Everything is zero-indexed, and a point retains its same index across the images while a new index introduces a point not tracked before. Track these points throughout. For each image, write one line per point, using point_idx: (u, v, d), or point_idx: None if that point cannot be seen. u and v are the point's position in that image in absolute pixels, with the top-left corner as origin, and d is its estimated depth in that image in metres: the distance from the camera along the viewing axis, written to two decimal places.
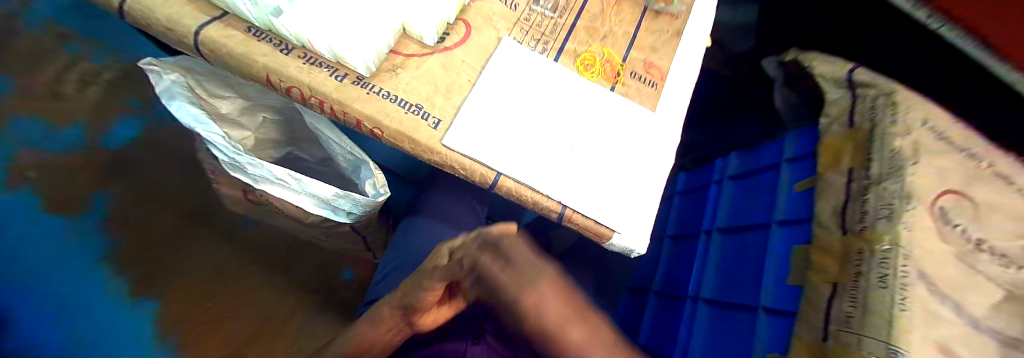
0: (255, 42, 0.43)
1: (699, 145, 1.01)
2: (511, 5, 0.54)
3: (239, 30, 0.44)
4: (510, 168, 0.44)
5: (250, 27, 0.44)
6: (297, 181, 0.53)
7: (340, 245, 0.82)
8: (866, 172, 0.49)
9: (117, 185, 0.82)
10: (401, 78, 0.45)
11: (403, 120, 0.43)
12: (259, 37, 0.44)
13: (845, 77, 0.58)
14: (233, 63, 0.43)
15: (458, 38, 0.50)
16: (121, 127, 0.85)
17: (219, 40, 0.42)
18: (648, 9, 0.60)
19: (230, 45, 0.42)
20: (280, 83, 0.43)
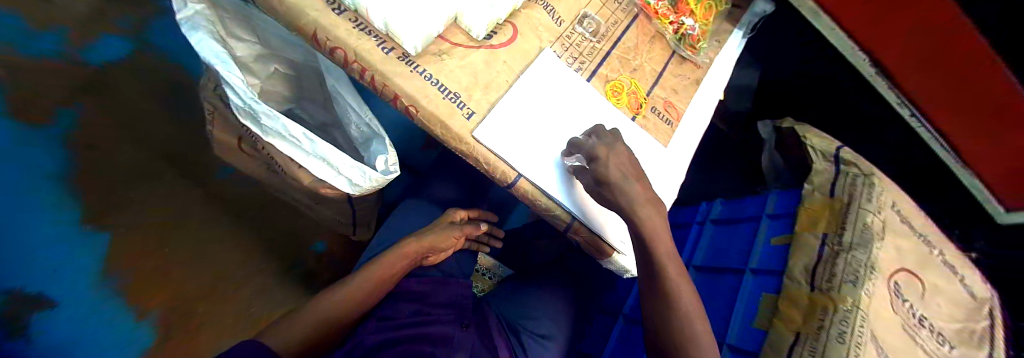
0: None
1: (688, 187, 1.07)
2: (556, 20, 0.57)
3: None
4: (530, 171, 0.47)
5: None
6: (310, 142, 0.52)
7: (322, 215, 0.80)
8: (839, 238, 0.55)
9: (84, 101, 0.64)
10: (444, 64, 0.47)
11: (440, 104, 0.44)
12: None
13: (833, 153, 0.64)
14: (282, 11, 0.43)
15: (504, 39, 0.52)
16: (107, 44, 0.68)
17: None
18: (676, 54, 0.64)
19: None
20: (326, 41, 0.43)
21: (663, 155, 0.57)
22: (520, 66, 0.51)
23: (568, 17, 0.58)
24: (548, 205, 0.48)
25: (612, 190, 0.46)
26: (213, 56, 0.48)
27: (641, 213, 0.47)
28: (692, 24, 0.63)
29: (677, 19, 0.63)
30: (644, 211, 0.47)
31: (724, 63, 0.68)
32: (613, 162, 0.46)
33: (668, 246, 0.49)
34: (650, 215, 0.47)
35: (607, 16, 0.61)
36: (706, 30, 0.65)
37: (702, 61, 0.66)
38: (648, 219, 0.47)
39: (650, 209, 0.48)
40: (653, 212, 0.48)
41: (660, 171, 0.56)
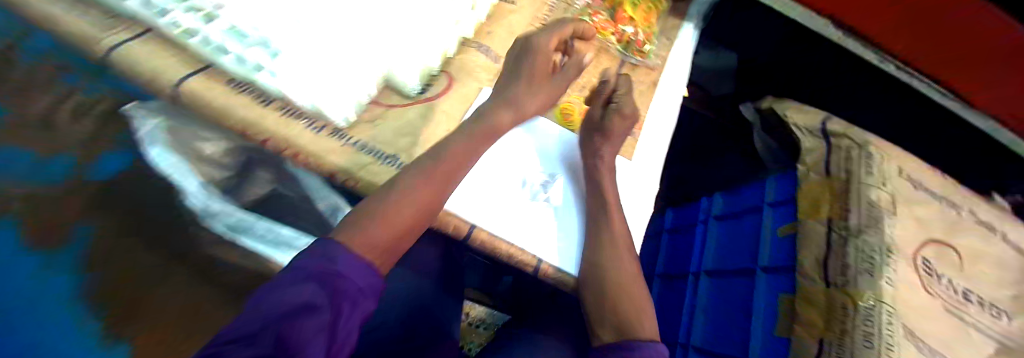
0: (233, 94, 0.43)
1: (688, 179, 0.99)
2: (493, 57, 0.57)
3: (222, 82, 0.43)
4: (486, 220, 0.45)
5: (233, 78, 0.43)
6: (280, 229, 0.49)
7: None
8: (844, 222, 0.49)
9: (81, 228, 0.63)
10: (378, 130, 0.46)
11: (379, 171, 0.43)
12: (241, 88, 0.43)
13: (818, 127, 0.60)
14: (211, 112, 0.42)
15: (440, 89, 0.52)
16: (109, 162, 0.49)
17: (202, 93, 0.41)
18: (625, 62, 0.62)
19: (211, 97, 0.41)
20: (255, 135, 0.42)
21: (628, 173, 0.55)
22: (459, 113, 0.51)
23: (505, 51, 0.58)
24: (510, 252, 0.44)
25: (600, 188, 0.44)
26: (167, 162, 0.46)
27: (610, 239, 0.45)
28: (632, 30, 0.62)
29: (617, 29, 0.61)
30: (612, 236, 0.45)
31: (682, 57, 0.65)
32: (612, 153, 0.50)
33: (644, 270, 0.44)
34: (619, 240, 0.45)
35: None
36: (652, 32, 0.64)
37: (655, 64, 0.63)
38: (618, 245, 0.45)
39: (619, 234, 0.45)
40: (620, 236, 0.45)
41: (627, 191, 0.54)
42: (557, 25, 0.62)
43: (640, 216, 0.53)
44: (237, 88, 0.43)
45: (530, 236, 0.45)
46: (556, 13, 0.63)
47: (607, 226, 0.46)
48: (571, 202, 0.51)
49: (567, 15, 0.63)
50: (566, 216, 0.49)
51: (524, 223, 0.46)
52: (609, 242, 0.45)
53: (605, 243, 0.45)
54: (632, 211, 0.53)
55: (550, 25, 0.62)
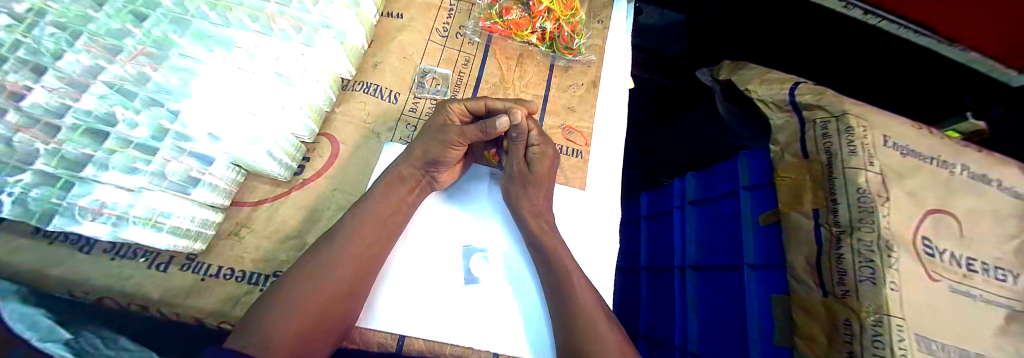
0: (47, 247, 0.37)
1: (657, 148, 0.88)
2: (391, 97, 0.50)
3: (26, 237, 0.37)
4: (426, 328, 0.39)
5: (37, 228, 0.37)
6: None
7: None
8: (834, 216, 0.41)
9: None
10: (250, 249, 0.41)
11: (251, 299, 0.39)
12: (53, 237, 0.37)
13: (787, 101, 0.51)
14: (21, 273, 0.35)
15: (323, 161, 0.46)
16: None
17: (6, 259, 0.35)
18: (555, 65, 0.55)
19: (17, 261, 0.36)
20: (85, 293, 0.36)
21: (581, 199, 0.47)
22: (357, 186, 0.46)
23: (402, 87, 0.51)
24: (456, 353, 0.39)
25: (539, 240, 0.41)
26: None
27: (568, 289, 0.37)
28: (554, 25, 0.53)
29: (536, 26, 0.53)
30: (569, 285, 0.38)
31: (618, 42, 0.58)
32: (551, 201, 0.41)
33: (599, 336, 0.35)
34: (577, 289, 0.37)
35: (454, 62, 0.53)
36: (578, 20, 0.55)
37: (588, 58, 0.55)
38: (578, 297, 0.37)
39: (575, 280, 0.38)
40: (578, 282, 0.38)
41: (583, 222, 0.46)
42: (462, 34, 0.55)
43: (598, 253, 0.45)
44: (48, 238, 0.37)
45: (459, 314, 0.40)
46: (458, 18, 0.55)
47: (560, 272, 0.39)
48: (510, 262, 0.44)
49: (471, 19, 0.55)
50: (514, 276, 0.43)
51: (448, 298, 0.41)
52: (565, 293, 0.37)
53: (561, 292, 0.38)
54: (591, 248, 0.45)
55: (454, 36, 0.54)
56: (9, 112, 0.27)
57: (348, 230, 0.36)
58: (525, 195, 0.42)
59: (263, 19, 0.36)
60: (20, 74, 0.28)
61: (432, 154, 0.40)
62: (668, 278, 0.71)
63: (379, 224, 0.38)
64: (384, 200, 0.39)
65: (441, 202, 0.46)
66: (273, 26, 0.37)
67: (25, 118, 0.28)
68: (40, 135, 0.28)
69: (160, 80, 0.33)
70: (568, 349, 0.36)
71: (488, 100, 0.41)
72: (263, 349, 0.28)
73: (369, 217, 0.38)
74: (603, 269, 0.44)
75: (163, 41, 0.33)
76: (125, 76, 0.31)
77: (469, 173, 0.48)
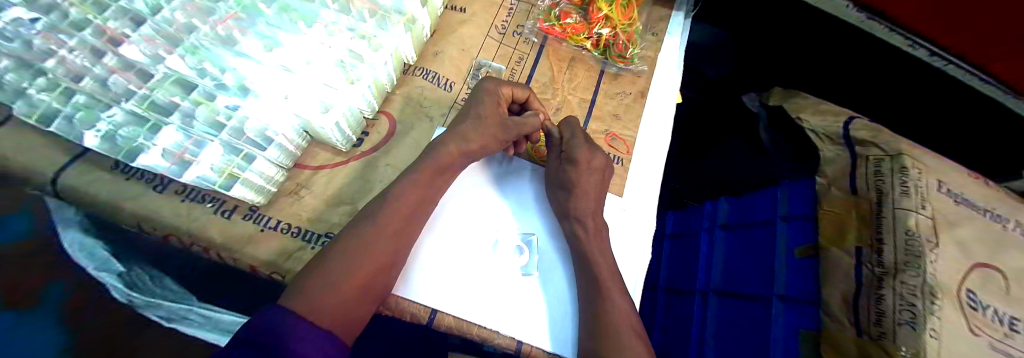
0: (122, 181, 0.40)
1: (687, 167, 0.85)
2: (445, 85, 0.52)
3: (105, 169, 0.40)
4: (458, 308, 0.40)
5: (117, 161, 0.41)
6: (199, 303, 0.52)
7: None
8: (879, 257, 0.40)
9: None
10: (308, 205, 0.44)
11: (299, 255, 0.41)
12: (129, 172, 0.41)
13: (842, 133, 0.52)
14: (97, 203, 0.39)
15: (378, 137, 0.48)
16: None
17: (82, 189, 0.39)
18: (605, 71, 0.55)
19: (93, 191, 0.39)
20: (154, 229, 0.40)
21: (618, 206, 0.48)
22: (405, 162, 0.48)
23: (458, 77, 0.53)
24: (482, 336, 0.40)
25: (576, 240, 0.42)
26: (89, 253, 0.44)
27: (600, 290, 0.38)
28: (610, 32, 0.54)
29: (592, 32, 0.55)
30: (601, 287, 0.38)
31: (670, 57, 0.58)
32: (591, 202, 0.42)
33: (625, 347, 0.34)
34: (609, 292, 0.38)
35: (508, 59, 0.55)
36: (635, 30, 0.56)
37: (640, 68, 0.56)
38: (609, 300, 0.37)
39: (609, 282, 0.39)
40: (613, 287, 0.38)
41: (617, 227, 0.47)
42: (519, 33, 0.56)
43: (630, 261, 0.45)
44: (125, 172, 0.41)
45: (490, 299, 0.41)
46: (517, 18, 0.57)
47: (592, 271, 0.39)
48: (546, 257, 0.45)
49: (530, 20, 0.57)
50: (545, 270, 0.44)
51: (481, 282, 0.42)
52: (597, 295, 0.38)
53: (593, 293, 0.38)
54: (623, 254, 0.45)
55: (512, 34, 0.56)
56: (108, 55, 0.31)
57: (401, 199, 0.38)
58: (566, 192, 0.43)
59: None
60: (121, 23, 0.31)
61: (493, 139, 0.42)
62: (686, 299, 0.70)
63: (425, 202, 0.40)
64: (432, 180, 0.40)
65: (484, 189, 0.48)
66: (351, 7, 0.38)
67: (120, 62, 0.31)
68: (134, 80, 0.31)
69: (243, 44, 0.33)
70: (592, 350, 0.36)
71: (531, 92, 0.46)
72: (318, 305, 0.30)
73: (416, 194, 0.39)
74: (633, 276, 0.44)
75: (252, 7, 0.34)
76: (214, 36, 0.32)
77: (514, 165, 0.50)
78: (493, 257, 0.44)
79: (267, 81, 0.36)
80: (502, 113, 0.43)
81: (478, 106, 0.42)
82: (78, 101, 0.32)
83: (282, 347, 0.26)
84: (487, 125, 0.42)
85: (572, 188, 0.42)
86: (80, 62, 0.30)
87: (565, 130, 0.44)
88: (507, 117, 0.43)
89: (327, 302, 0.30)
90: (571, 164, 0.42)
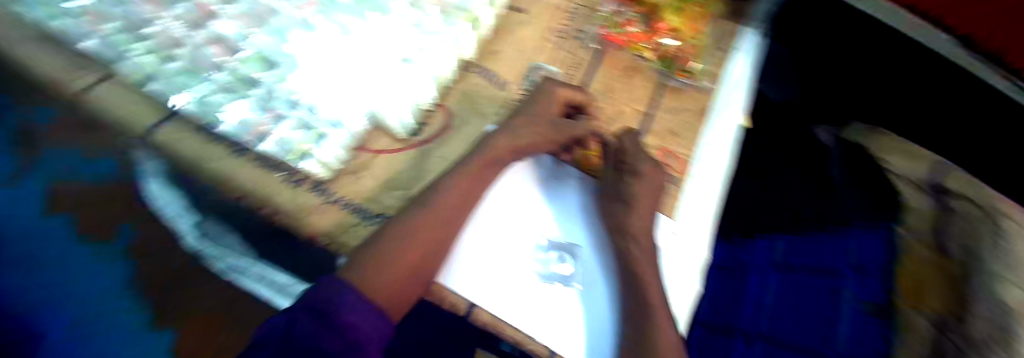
0: (205, 142, 0.40)
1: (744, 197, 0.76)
2: (498, 84, 0.51)
3: (193, 128, 0.40)
4: (499, 306, 0.39)
5: (202, 124, 0.40)
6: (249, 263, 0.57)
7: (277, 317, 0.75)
8: (962, 325, 0.36)
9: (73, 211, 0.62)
10: (365, 182, 0.41)
11: (359, 233, 0.38)
12: (213, 136, 0.40)
13: (931, 183, 0.50)
14: (184, 162, 0.40)
15: (435, 127, 0.46)
16: None
17: (173, 144, 0.39)
18: (664, 83, 0.53)
19: (180, 149, 0.39)
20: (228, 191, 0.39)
21: (669, 229, 0.45)
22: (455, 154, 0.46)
23: (512, 77, 0.52)
24: (517, 340, 0.38)
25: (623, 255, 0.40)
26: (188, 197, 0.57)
27: (646, 312, 0.36)
28: (675, 43, 0.53)
29: (654, 42, 0.54)
30: (649, 308, 0.36)
31: (735, 77, 0.56)
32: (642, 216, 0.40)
33: None
34: (657, 317, 0.36)
35: (564, 62, 0.54)
36: (699, 44, 0.55)
37: (702, 84, 0.54)
38: (656, 324, 0.35)
39: (658, 305, 0.37)
40: (661, 312, 0.36)
41: (668, 251, 0.44)
42: (578, 37, 0.55)
43: (679, 285, 0.43)
44: (206, 134, 0.40)
45: (530, 304, 0.40)
46: (577, 22, 0.56)
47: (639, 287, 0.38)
48: (587, 270, 0.44)
49: (591, 25, 0.56)
50: (586, 283, 0.43)
51: (523, 286, 0.41)
52: (644, 317, 0.36)
53: (640, 314, 0.36)
54: (672, 277, 0.43)
55: (571, 38, 0.55)
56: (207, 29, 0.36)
57: (452, 191, 0.38)
58: (617, 207, 0.41)
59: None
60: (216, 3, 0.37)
61: (546, 139, 0.42)
62: (729, 341, 0.61)
63: (472, 195, 0.40)
64: (482, 176, 0.40)
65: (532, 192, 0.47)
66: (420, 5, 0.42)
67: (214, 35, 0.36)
68: (224, 52, 0.36)
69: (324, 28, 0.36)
70: None
71: (587, 99, 0.46)
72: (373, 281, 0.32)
73: (465, 185, 0.39)
74: (680, 302, 0.43)
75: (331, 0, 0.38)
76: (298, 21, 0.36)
77: (564, 172, 0.49)
78: (535, 261, 0.43)
79: (342, 57, 0.36)
80: (554, 114, 0.43)
81: (531, 108, 0.43)
82: (175, 68, 0.37)
83: (337, 317, 0.27)
84: (539, 121, 0.42)
85: (626, 202, 0.41)
86: (178, 31, 0.36)
87: (628, 142, 0.45)
88: (558, 119, 0.43)
89: (367, 283, 0.31)
90: (631, 183, 0.42)
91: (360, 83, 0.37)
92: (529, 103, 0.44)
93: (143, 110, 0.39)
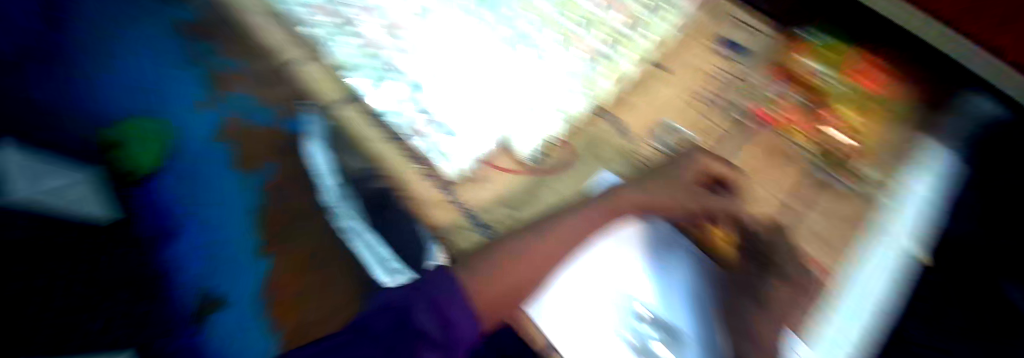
0: (372, 126, 0.46)
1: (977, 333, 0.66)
2: (626, 134, 0.49)
3: (364, 110, 0.46)
4: None
5: (372, 109, 0.46)
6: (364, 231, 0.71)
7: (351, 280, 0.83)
8: None
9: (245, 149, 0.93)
10: (481, 194, 0.44)
11: (468, 239, 0.42)
12: (377, 120, 0.46)
13: None
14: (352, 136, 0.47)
15: (556, 160, 0.46)
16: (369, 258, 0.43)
17: (350, 122, 0.46)
18: (825, 180, 0.44)
19: (356, 126, 0.46)
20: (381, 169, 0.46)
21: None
22: (570, 191, 0.47)
23: (644, 130, 0.49)
24: None
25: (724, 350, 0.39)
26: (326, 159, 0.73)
27: None
28: (850, 140, 0.45)
29: (811, 129, 0.46)
30: None
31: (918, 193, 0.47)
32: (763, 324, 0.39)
33: None
34: None
35: (702, 127, 0.50)
36: (880, 145, 0.46)
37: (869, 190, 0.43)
38: None
39: None
40: None
41: None
42: (731, 104, 0.50)
43: None
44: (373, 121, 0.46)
45: None
46: (728, 89, 0.50)
47: None
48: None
49: (738, 94, 0.50)
50: None
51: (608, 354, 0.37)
52: None
53: None
54: None
55: (719, 104, 0.50)
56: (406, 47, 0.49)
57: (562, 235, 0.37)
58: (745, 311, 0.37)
59: (571, 38, 0.50)
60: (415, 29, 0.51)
61: (679, 200, 0.47)
62: None
63: None
64: None
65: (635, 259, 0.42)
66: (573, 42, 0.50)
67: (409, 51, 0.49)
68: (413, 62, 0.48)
69: None
70: None
71: (738, 175, 0.46)
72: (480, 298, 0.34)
73: None
74: None
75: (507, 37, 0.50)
76: None
77: (676, 243, 0.44)
78: (625, 332, 0.38)
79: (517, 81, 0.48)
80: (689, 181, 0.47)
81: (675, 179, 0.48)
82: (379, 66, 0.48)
83: None
84: (675, 189, 0.47)
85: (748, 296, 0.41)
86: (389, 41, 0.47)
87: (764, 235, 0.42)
88: (695, 186, 0.47)
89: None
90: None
91: (510, 110, 0.47)
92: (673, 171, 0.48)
93: (332, 88, 0.48)
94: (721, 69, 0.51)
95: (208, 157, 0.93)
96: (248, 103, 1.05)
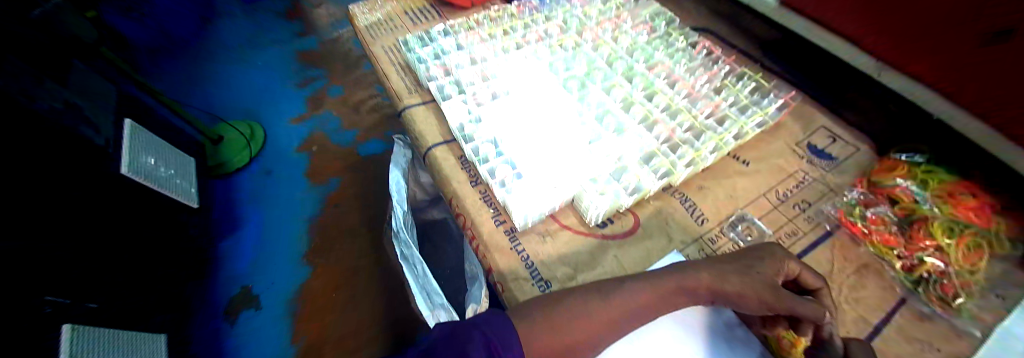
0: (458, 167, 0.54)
1: None
2: (696, 217, 0.50)
3: (455, 154, 0.56)
4: None
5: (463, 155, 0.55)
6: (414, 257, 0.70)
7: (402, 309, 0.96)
8: None
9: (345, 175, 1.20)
10: (547, 247, 0.46)
11: (524, 287, 0.42)
12: (464, 165, 0.54)
13: None
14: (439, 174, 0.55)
15: (621, 229, 0.48)
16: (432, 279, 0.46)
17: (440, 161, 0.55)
18: (915, 305, 0.40)
19: (444, 166, 0.54)
20: (456, 207, 0.51)
21: None
22: (635, 265, 0.45)
23: (714, 216, 0.50)
24: None
25: None
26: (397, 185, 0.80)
27: None
28: (939, 263, 0.39)
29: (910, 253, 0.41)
30: None
31: None
32: None
33: None
34: None
35: (778, 224, 0.49)
36: (978, 280, 0.40)
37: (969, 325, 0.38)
38: None
39: None
40: None
41: None
42: (804, 209, 0.51)
43: None
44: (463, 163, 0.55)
45: None
46: (804, 193, 0.52)
47: None
48: None
49: (821, 203, 0.51)
50: None
51: None
52: None
53: None
54: None
55: (793, 206, 0.51)
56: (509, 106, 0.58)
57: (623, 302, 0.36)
58: None
59: (650, 121, 0.57)
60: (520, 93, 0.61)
61: (762, 298, 0.35)
62: None
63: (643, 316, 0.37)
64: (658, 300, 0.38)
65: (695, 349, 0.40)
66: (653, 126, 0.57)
67: None
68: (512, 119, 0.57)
69: None
70: None
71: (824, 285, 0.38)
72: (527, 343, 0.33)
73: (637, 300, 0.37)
74: None
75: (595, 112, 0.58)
76: None
77: (744, 344, 0.40)
78: None
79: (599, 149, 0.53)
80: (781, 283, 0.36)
81: (759, 267, 0.36)
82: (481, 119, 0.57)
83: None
84: (755, 279, 0.35)
85: None
86: None
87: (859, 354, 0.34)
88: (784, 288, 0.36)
89: (525, 346, 0.32)
90: None
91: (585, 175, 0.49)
92: (747, 257, 0.38)
93: (432, 130, 0.59)
94: (809, 174, 0.54)
95: (283, 165, 1.22)
96: (342, 134, 1.29)
